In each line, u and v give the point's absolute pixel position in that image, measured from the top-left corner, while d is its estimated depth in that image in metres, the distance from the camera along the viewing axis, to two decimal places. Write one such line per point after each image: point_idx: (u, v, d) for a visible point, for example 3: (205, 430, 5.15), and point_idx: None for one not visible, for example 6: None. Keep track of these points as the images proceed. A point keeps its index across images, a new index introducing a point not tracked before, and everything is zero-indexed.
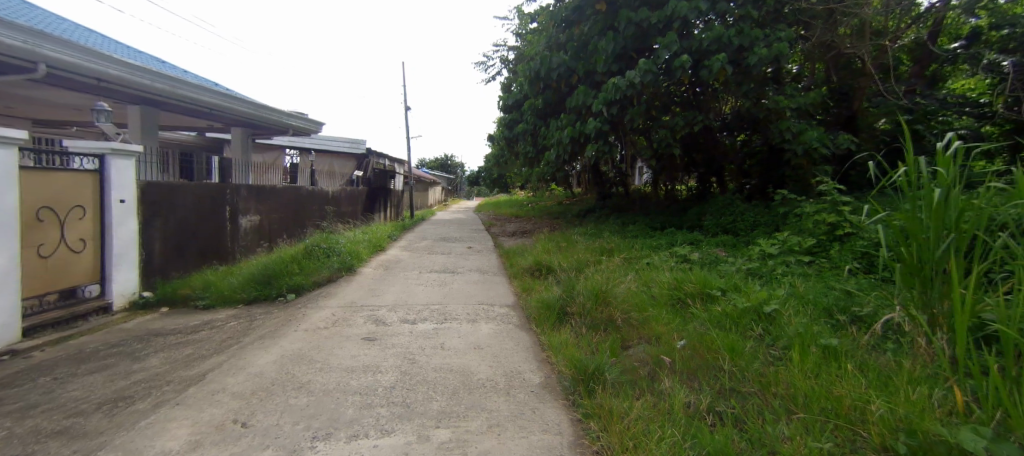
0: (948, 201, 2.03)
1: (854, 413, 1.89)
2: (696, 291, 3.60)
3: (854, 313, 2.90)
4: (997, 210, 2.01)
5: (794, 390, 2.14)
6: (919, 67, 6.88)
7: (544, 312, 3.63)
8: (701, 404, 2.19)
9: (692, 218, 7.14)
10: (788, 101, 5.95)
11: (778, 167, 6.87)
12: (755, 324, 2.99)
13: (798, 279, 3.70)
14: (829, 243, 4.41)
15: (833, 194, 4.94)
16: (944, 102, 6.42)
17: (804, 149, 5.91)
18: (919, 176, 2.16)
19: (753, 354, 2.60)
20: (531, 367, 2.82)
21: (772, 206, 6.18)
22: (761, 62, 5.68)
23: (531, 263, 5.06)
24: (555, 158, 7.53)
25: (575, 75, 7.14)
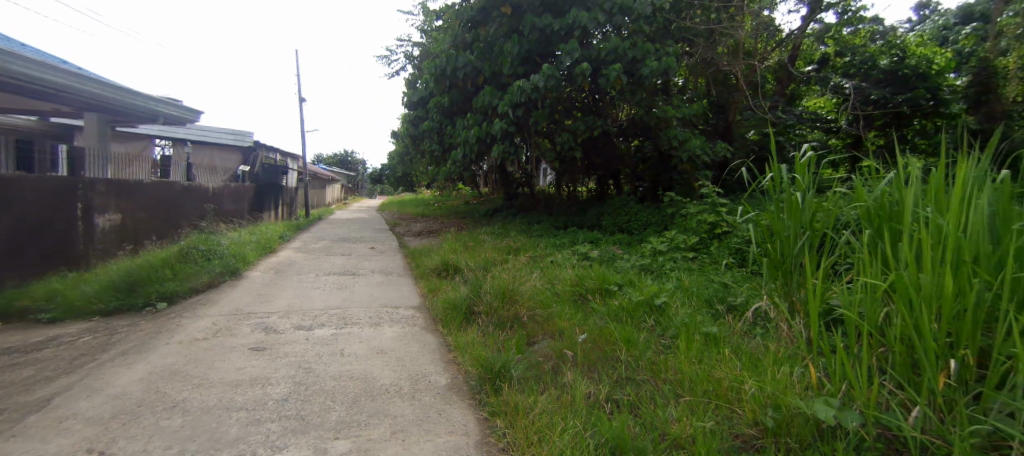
0: (804, 204, 2.34)
1: (730, 393, 2.10)
2: (595, 287, 3.78)
3: (729, 302, 3.24)
4: (841, 210, 2.35)
5: (680, 375, 2.34)
6: (781, 86, 7.67)
7: (450, 312, 3.58)
8: (600, 394, 2.30)
9: (592, 218, 7.51)
10: (675, 111, 6.48)
11: (666, 171, 7.47)
12: (647, 316, 3.21)
13: (683, 273, 4.05)
14: (709, 240, 4.89)
15: (712, 197, 5.47)
16: (800, 118, 7.39)
17: (689, 156, 6.50)
18: (782, 181, 2.46)
19: (646, 344, 2.79)
20: (437, 369, 2.77)
21: (662, 207, 6.71)
22: (652, 74, 6.13)
23: (436, 264, 4.99)
24: (461, 158, 7.50)
25: (481, 75, 7.16)
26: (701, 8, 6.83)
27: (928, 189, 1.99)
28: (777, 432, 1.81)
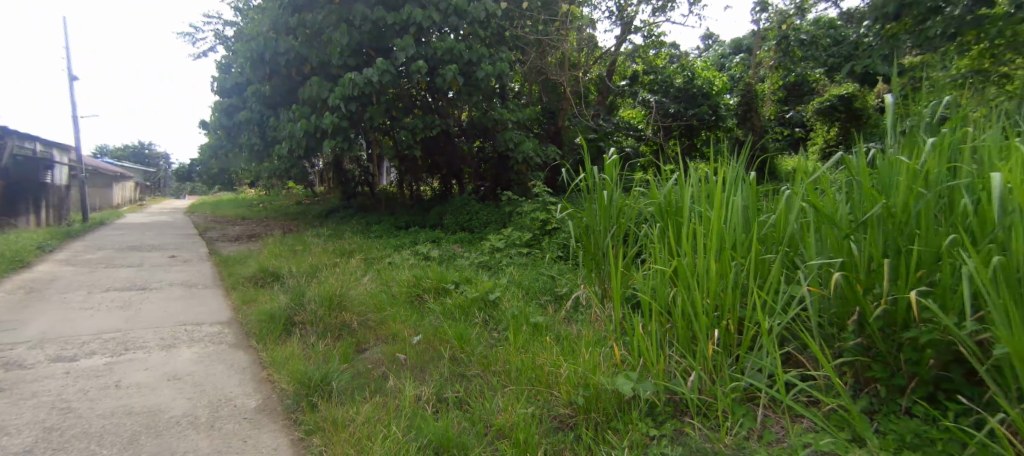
0: (611, 201, 2.61)
1: (550, 377, 2.22)
2: (431, 286, 3.74)
3: (555, 293, 3.50)
4: (640, 207, 2.67)
5: (507, 366, 2.43)
6: (602, 97, 8.45)
7: (266, 324, 3.21)
8: (428, 394, 2.26)
9: (434, 218, 7.49)
10: (510, 114, 6.79)
11: (505, 171, 7.82)
12: (480, 311, 3.29)
13: (516, 268, 4.26)
14: (540, 236, 5.22)
15: (544, 196, 5.84)
16: (616, 126, 8.23)
17: (524, 157, 6.87)
18: (594, 181, 2.71)
19: (477, 339, 2.84)
20: (246, 390, 2.44)
21: (500, 206, 6.98)
22: (488, 77, 6.32)
23: (254, 271, 4.44)
24: (288, 153, 6.83)
25: (308, 64, 6.60)
26: (530, 19, 7.28)
27: (701, 188, 2.36)
28: (586, 409, 1.96)
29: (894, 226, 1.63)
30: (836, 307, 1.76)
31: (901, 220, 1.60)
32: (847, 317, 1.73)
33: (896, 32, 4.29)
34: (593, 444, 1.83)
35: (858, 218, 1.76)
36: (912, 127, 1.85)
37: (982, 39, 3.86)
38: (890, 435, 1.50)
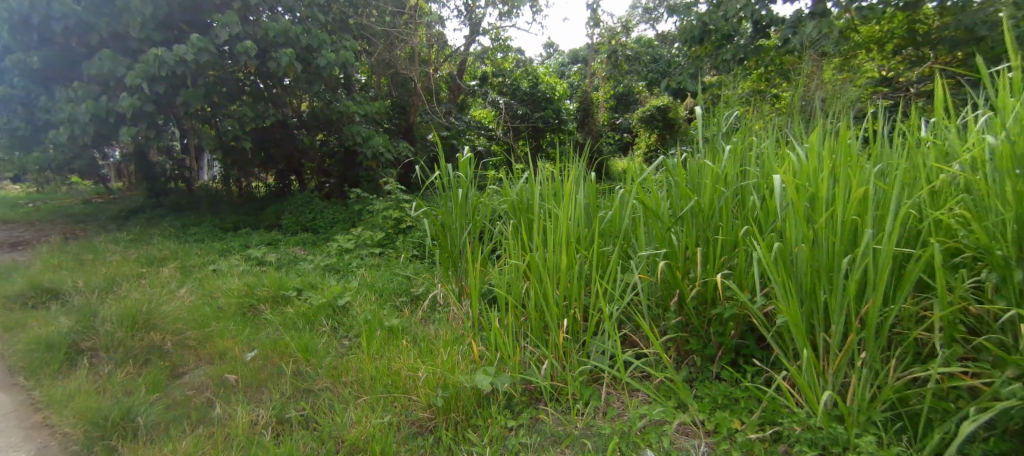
0: (466, 199, 2.61)
1: (406, 381, 2.12)
2: (268, 295, 3.34)
3: (411, 293, 3.39)
4: (494, 205, 2.71)
5: (360, 375, 2.27)
6: (454, 95, 8.44)
7: (37, 356, 2.52)
8: (266, 417, 2.00)
9: (270, 217, 6.74)
10: (356, 107, 6.41)
11: (352, 167, 7.36)
12: (328, 318, 3.02)
13: (368, 270, 4.03)
14: (393, 235, 5.02)
15: (395, 194, 5.64)
16: (468, 124, 8.28)
17: (372, 153, 6.56)
18: (448, 178, 2.66)
19: (325, 349, 2.60)
20: (6, 442, 1.87)
21: (348, 204, 6.57)
22: (330, 66, 5.84)
23: (17, 288, 3.46)
24: (68, 141, 5.49)
25: (95, 33, 5.38)
26: (376, 8, 6.89)
27: (548, 185, 2.48)
28: (446, 410, 1.92)
29: (703, 219, 1.90)
30: (662, 291, 2.00)
31: (710, 214, 1.87)
32: (670, 299, 1.98)
33: (699, 54, 4.99)
34: (452, 445, 1.79)
35: (677, 212, 2.01)
36: (714, 135, 2.18)
37: (759, 66, 4.74)
38: (705, 399, 1.74)
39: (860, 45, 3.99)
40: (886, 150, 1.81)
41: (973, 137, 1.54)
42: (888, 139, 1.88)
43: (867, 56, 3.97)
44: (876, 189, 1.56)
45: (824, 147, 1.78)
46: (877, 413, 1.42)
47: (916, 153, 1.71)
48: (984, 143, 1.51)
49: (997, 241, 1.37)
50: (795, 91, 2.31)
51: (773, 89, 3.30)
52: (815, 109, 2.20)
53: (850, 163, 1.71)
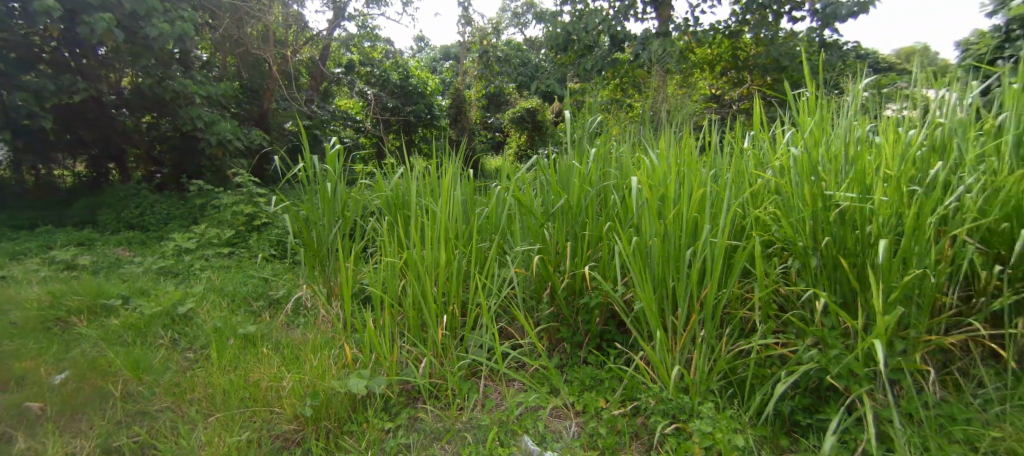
0: (335, 193, 2.43)
1: (268, 393, 1.92)
2: (81, 306, 2.75)
3: (270, 296, 3.07)
4: (366, 200, 2.57)
5: (210, 391, 1.99)
6: (315, 82, 7.59)
7: None
8: (85, 451, 1.67)
9: (80, 212, 5.57)
10: (196, 87, 5.51)
11: (192, 155, 6.36)
12: (165, 329, 2.60)
13: (215, 272, 3.56)
14: (246, 233, 4.49)
15: (248, 187, 5.05)
16: (333, 114, 7.61)
17: (218, 141, 5.74)
18: (314, 170, 2.44)
19: (162, 364, 2.23)
20: None
21: (187, 198, 5.71)
22: (162, 39, 4.95)
23: None
24: None
25: None
26: None
27: (424, 180, 2.42)
28: (315, 419, 1.78)
29: (573, 216, 2.03)
30: (536, 284, 2.08)
31: (578, 211, 2.01)
32: (544, 291, 2.07)
33: (565, 62, 5.24)
34: None
35: (549, 209, 2.12)
36: (581, 138, 2.33)
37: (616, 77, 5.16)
38: (575, 382, 1.87)
39: (696, 64, 4.59)
40: (718, 158, 2.12)
41: (779, 151, 1.89)
42: (718, 149, 2.21)
43: (701, 74, 4.59)
44: (712, 191, 1.82)
45: (672, 153, 2.02)
46: (713, 383, 1.68)
47: (740, 162, 2.03)
48: (787, 156, 1.86)
49: (801, 237, 1.72)
50: (648, 101, 2.57)
51: (629, 98, 3.64)
52: (664, 119, 2.48)
53: (692, 167, 1.97)
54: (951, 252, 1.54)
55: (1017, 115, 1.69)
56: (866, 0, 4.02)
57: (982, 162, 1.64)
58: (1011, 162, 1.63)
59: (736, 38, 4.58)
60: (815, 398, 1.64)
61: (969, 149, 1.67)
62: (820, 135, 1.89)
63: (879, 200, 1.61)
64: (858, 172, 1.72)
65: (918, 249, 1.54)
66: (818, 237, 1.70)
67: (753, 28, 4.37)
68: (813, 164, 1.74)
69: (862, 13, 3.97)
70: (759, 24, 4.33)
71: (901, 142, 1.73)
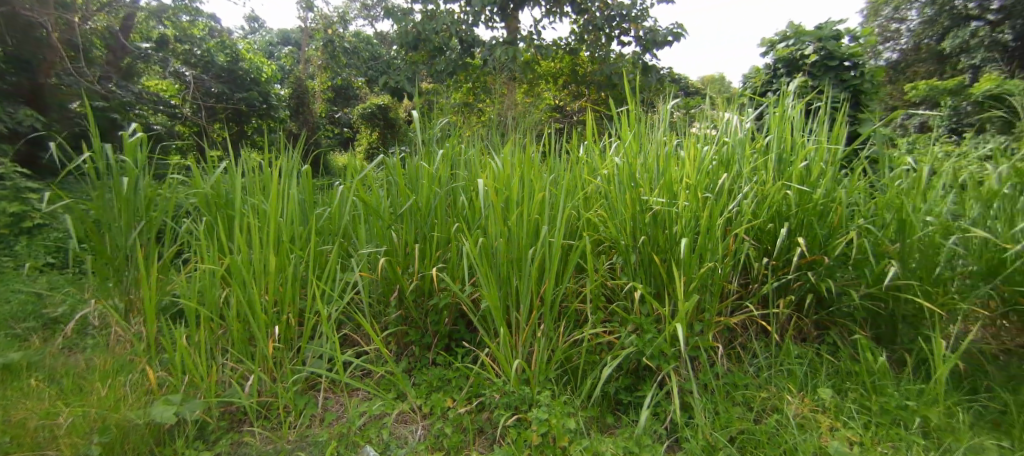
0: (135, 190, 2.03)
1: (36, 435, 1.54)
2: None
3: (43, 316, 2.45)
4: (179, 198, 2.20)
5: None
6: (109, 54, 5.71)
7: None
8: None
9: None
10: None
11: None
12: None
13: None
14: (9, 239, 3.52)
15: (12, 179, 3.96)
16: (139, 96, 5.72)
17: None
18: (104, 162, 1.99)
19: None
20: None
21: None
22: None
23: None
24: None
25: None
26: None
27: (253, 177, 2.15)
28: None
29: (420, 217, 1.98)
30: (382, 287, 1.99)
31: (426, 212, 1.97)
32: (390, 294, 1.99)
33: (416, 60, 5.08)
34: None
35: (395, 210, 2.04)
36: (429, 138, 2.29)
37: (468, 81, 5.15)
38: (422, 385, 1.84)
39: (542, 76, 4.84)
40: (557, 164, 2.27)
41: (607, 159, 2.10)
42: (558, 156, 2.36)
43: (547, 85, 4.85)
44: (551, 194, 1.94)
45: (516, 157, 2.10)
46: (551, 372, 1.80)
47: (576, 168, 2.20)
48: (614, 164, 2.07)
49: (624, 236, 1.93)
50: (495, 107, 2.63)
51: (479, 102, 3.68)
52: (510, 124, 2.56)
53: (534, 171, 2.07)
54: (733, 249, 1.87)
55: (777, 138, 2.12)
56: (677, 32, 4.71)
57: (754, 175, 2.03)
58: (772, 175, 2.04)
59: (575, 54, 5.00)
60: (635, 378, 1.86)
61: (745, 164, 2.05)
62: (640, 147, 2.14)
63: (683, 205, 1.88)
64: (667, 181, 1.99)
65: (710, 245, 1.84)
66: (637, 236, 1.92)
67: (589, 46, 4.88)
68: (633, 173, 1.98)
69: (674, 42, 4.67)
70: (593, 44, 4.88)
71: (698, 157, 2.05)
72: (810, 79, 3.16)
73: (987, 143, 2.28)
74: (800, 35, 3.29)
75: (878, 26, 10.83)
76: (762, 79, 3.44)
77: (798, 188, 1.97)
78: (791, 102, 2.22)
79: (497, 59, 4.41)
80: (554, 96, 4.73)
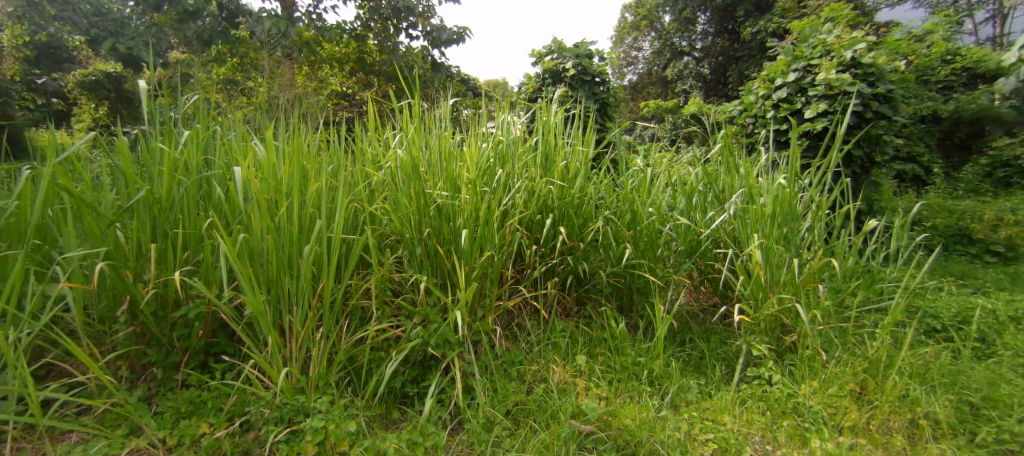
0: None
1: None
2: None
3: None
4: None
5: None
6: None
7: None
8: None
9: None
10: None
11: None
12: None
13: None
14: None
15: None
16: None
17: None
18: None
19: None
20: None
21: None
22: None
23: None
24: None
25: None
26: None
27: None
28: None
29: (160, 212, 1.64)
30: (105, 300, 1.59)
31: (165, 206, 1.63)
32: (117, 308, 1.60)
33: (159, 23, 3.92)
34: None
35: (122, 203, 1.65)
36: (170, 117, 1.90)
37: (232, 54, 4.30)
38: (166, 413, 1.54)
39: (324, 60, 4.45)
40: (337, 154, 2.13)
41: (390, 151, 2.06)
42: (339, 146, 2.22)
43: (331, 70, 4.51)
44: (328, 186, 1.81)
45: (287, 145, 1.90)
46: (331, 375, 1.69)
47: (357, 160, 2.10)
48: (396, 157, 2.04)
49: (409, 229, 1.92)
50: (264, 87, 2.33)
51: (244, 80, 3.19)
52: (283, 108, 2.30)
53: (309, 161, 1.90)
54: (508, 239, 2.03)
55: (543, 139, 2.38)
56: (462, 32, 4.91)
57: (525, 171, 2.24)
58: (540, 172, 2.29)
59: (361, 41, 4.77)
60: (422, 368, 1.88)
61: (518, 161, 2.25)
62: (423, 140, 2.16)
63: (464, 198, 1.96)
64: (449, 174, 2.04)
65: (489, 235, 1.96)
66: (421, 229, 1.94)
67: (376, 35, 4.75)
68: (416, 167, 1.99)
69: (459, 42, 4.86)
70: (381, 34, 4.77)
71: (477, 153, 2.17)
72: (570, 90, 3.65)
73: (688, 152, 2.96)
74: (561, 51, 3.79)
75: (622, 51, 12.81)
76: (533, 86, 3.86)
77: (559, 184, 2.26)
78: (554, 109, 2.52)
79: (265, 32, 3.88)
80: (337, 82, 4.41)
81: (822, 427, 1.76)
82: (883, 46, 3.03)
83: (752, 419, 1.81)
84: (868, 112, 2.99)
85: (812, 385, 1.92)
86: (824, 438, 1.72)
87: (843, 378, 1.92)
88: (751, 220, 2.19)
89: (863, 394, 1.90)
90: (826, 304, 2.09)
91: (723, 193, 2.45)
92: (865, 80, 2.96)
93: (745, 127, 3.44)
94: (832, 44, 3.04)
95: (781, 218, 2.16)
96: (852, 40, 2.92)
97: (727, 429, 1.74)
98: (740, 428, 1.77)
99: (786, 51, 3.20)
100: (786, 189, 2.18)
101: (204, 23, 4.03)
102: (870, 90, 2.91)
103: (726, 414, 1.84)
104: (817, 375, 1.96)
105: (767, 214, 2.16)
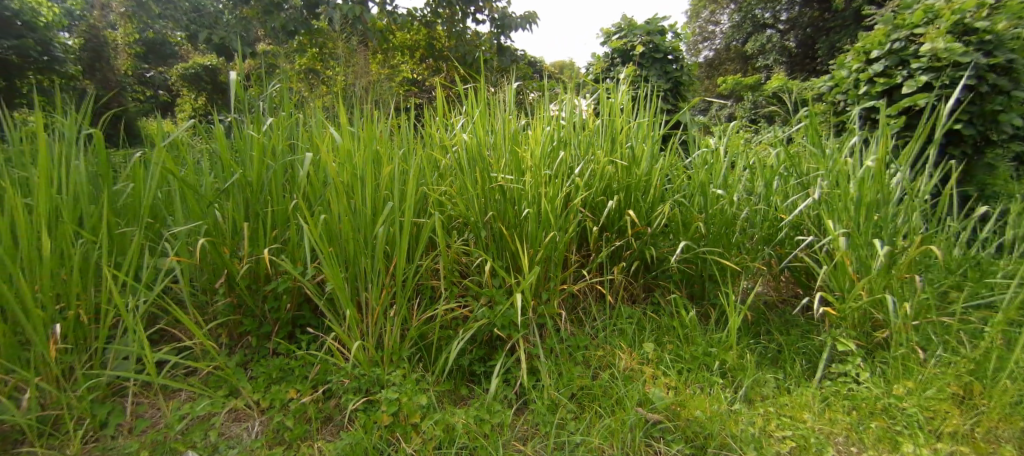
0: None
1: None
2: None
3: None
4: None
5: None
6: None
7: None
8: None
9: None
10: None
11: None
12: None
13: None
14: None
15: None
16: None
17: None
18: None
19: None
20: None
21: None
22: None
23: None
24: None
25: None
26: None
27: (20, 146, 1.69)
28: None
29: (251, 194, 1.77)
30: (207, 274, 1.76)
31: (256, 188, 1.76)
32: (217, 281, 1.76)
33: (247, 15, 4.16)
34: None
35: (220, 186, 1.80)
36: (259, 106, 2.04)
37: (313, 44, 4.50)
38: (259, 378, 1.68)
39: (396, 48, 4.57)
40: (406, 137, 2.19)
41: (456, 135, 2.09)
42: (409, 131, 2.28)
43: (403, 57, 4.61)
44: (398, 169, 1.88)
45: (360, 130, 1.99)
46: (403, 350, 1.77)
47: (426, 143, 2.15)
48: (462, 140, 2.07)
49: (474, 213, 1.95)
50: (342, 75, 2.44)
51: (323, 69, 3.34)
52: (358, 95, 2.40)
53: (381, 146, 1.98)
54: (572, 222, 2.01)
55: (609, 121, 2.32)
56: (530, 17, 4.87)
57: (591, 154, 2.21)
58: (607, 155, 2.24)
59: (430, 28, 4.83)
60: (488, 348, 1.92)
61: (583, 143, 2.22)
62: (488, 124, 2.17)
63: (528, 181, 1.96)
64: (514, 158, 2.05)
65: (554, 218, 1.95)
66: (486, 212, 1.96)
67: (444, 22, 4.75)
68: (481, 150, 2.01)
69: (527, 28, 4.82)
70: (449, 20, 4.76)
71: (542, 135, 2.15)
72: (640, 69, 3.54)
73: (768, 133, 2.76)
74: (630, 29, 3.68)
75: (697, 27, 12.23)
76: (602, 67, 3.76)
77: (626, 167, 2.20)
78: (622, 89, 2.45)
79: (342, 21, 4.01)
80: (409, 70, 4.52)
81: (917, 431, 1.62)
82: (1004, 10, 2.65)
83: (835, 419, 1.70)
84: (982, 86, 2.67)
85: (906, 386, 1.76)
86: (919, 443, 1.59)
87: (944, 380, 1.74)
88: (837, 206, 2.03)
89: (967, 398, 1.72)
90: (924, 297, 1.91)
91: (807, 176, 2.29)
92: (980, 49, 2.63)
93: (834, 104, 3.17)
94: (941, 9, 2.68)
95: (873, 203, 1.99)
96: (964, 4, 2.58)
97: (806, 427, 1.65)
98: (822, 426, 1.67)
99: (885, 20, 2.88)
100: (878, 171, 2.01)
101: (287, 14, 4.23)
102: (987, 60, 2.59)
103: (806, 411, 1.74)
104: (913, 376, 1.80)
105: (856, 199, 1.99)
